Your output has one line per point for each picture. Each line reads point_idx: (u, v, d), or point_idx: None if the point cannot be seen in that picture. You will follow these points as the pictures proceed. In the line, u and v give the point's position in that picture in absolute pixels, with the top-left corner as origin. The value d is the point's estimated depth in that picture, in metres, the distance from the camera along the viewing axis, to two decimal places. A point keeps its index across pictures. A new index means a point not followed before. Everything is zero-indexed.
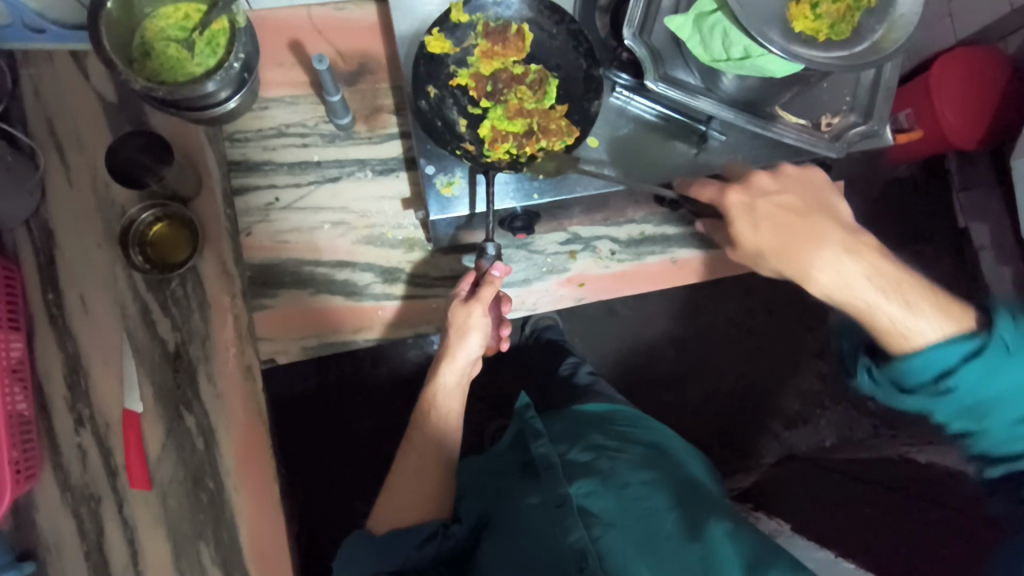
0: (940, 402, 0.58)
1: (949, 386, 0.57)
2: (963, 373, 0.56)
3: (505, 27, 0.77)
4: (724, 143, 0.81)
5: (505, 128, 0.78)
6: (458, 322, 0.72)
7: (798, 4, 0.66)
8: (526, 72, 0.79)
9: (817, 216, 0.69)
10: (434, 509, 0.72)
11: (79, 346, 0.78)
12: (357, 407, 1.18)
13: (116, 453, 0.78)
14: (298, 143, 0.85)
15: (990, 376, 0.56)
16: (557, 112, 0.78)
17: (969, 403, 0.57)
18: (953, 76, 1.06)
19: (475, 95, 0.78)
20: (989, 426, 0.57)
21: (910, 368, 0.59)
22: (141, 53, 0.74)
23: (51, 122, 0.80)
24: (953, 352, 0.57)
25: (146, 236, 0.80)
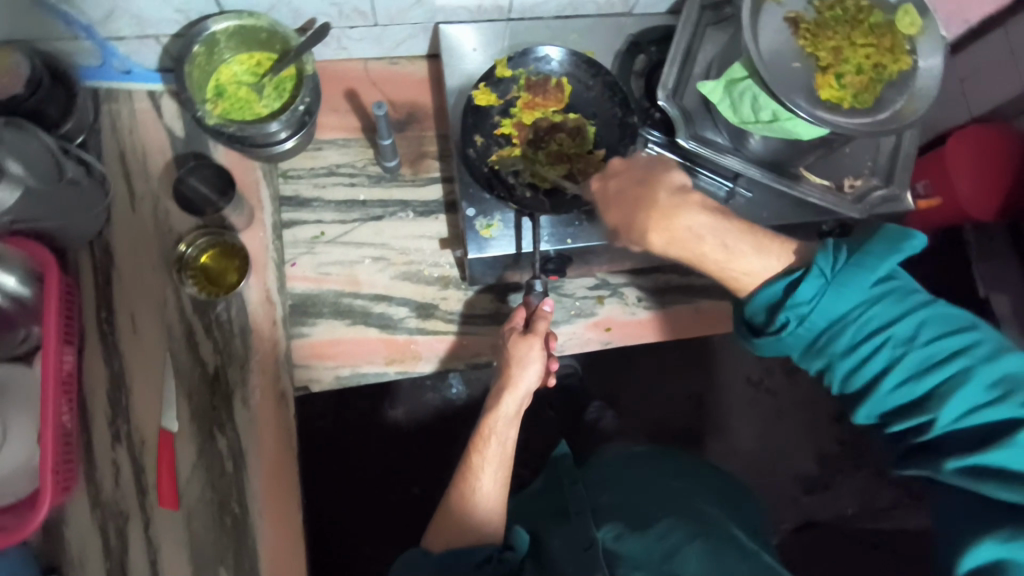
0: (782, 335, 0.61)
1: (784, 318, 0.60)
2: (789, 303, 0.60)
3: (545, 80, 0.84)
4: (750, 200, 0.86)
5: (547, 171, 0.82)
6: (519, 353, 0.75)
7: (823, 74, 0.71)
8: (565, 120, 0.84)
9: (657, 185, 0.65)
10: (489, 535, 0.73)
11: (124, 365, 0.81)
12: (373, 445, 1.17)
13: (148, 471, 0.79)
14: (346, 183, 0.90)
15: (814, 300, 0.59)
16: (596, 156, 0.82)
17: (805, 333, 0.60)
18: (969, 152, 1.11)
19: (517, 142, 0.83)
20: (833, 359, 0.60)
21: (754, 306, 0.64)
22: (213, 94, 0.80)
23: (122, 153, 0.86)
24: (782, 287, 0.62)
25: (197, 263, 0.84)
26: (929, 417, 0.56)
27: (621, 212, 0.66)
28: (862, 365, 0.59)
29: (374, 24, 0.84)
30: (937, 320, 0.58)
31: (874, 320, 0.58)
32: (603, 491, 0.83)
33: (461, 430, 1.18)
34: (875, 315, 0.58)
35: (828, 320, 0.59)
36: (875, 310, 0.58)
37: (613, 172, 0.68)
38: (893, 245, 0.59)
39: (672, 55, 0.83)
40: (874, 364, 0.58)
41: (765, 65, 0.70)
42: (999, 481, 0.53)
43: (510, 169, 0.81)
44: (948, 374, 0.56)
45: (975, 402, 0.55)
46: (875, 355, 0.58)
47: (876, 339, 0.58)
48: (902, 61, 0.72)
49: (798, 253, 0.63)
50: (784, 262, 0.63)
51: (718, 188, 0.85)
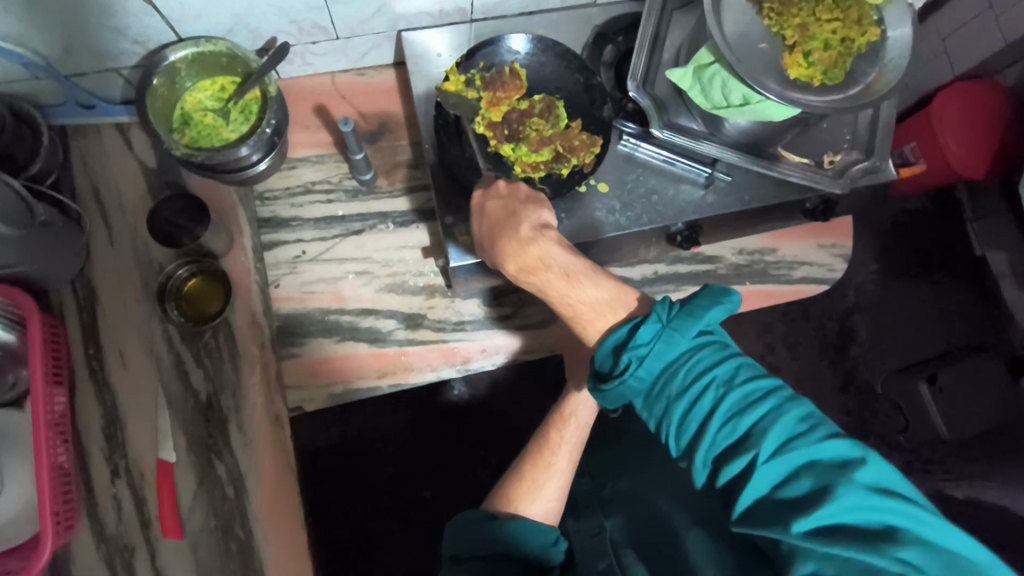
0: (628, 377, 0.56)
1: (628, 359, 0.56)
2: (630, 343, 0.57)
3: (498, 72, 0.82)
4: (730, 183, 0.86)
5: (536, 161, 0.80)
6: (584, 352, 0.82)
7: (790, 53, 0.70)
8: (531, 104, 0.82)
9: (527, 216, 0.66)
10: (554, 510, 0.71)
11: (117, 399, 0.81)
12: (376, 456, 1.14)
13: (150, 503, 0.80)
14: (323, 200, 0.89)
15: (652, 342, 0.56)
16: (574, 129, 0.81)
17: (642, 374, 0.56)
18: (956, 110, 1.09)
19: (497, 144, 0.80)
20: (668, 402, 0.54)
21: (602, 354, 0.61)
22: (180, 123, 0.79)
23: (96, 188, 0.85)
24: (619, 337, 0.59)
25: (181, 291, 0.84)
26: (750, 458, 0.49)
27: (486, 231, 0.67)
28: (694, 407, 0.53)
29: (336, 37, 0.83)
30: (756, 368, 0.54)
31: (701, 363, 0.54)
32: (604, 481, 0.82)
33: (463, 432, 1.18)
34: (701, 359, 0.54)
35: (664, 361, 0.55)
36: (703, 353, 0.54)
37: (495, 193, 0.69)
38: (717, 297, 0.57)
39: (640, 43, 0.82)
40: (703, 408, 0.53)
41: (732, 49, 0.68)
42: (836, 535, 0.44)
43: (499, 170, 0.79)
44: (766, 414, 0.50)
45: (795, 441, 0.49)
46: (705, 395, 0.53)
47: (706, 379, 0.53)
48: (869, 34, 0.71)
49: (640, 304, 0.62)
50: (620, 295, 0.63)
51: (696, 175, 0.85)
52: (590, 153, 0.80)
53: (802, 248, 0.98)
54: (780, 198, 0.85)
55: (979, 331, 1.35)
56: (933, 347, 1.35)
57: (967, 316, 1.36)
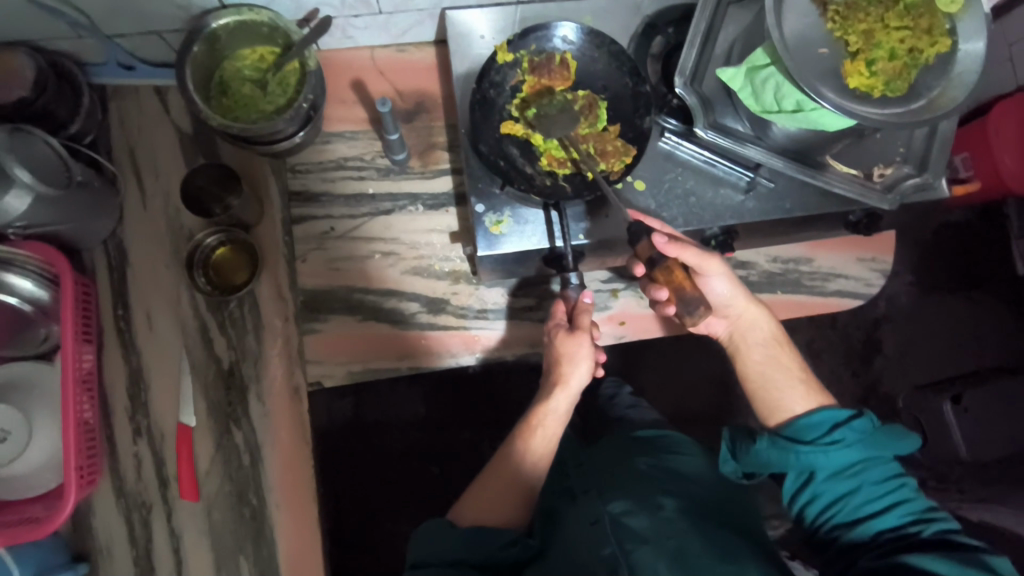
0: (817, 452, 0.66)
1: (838, 436, 0.66)
2: (842, 428, 0.66)
3: (549, 59, 0.80)
4: (771, 190, 0.83)
5: (564, 157, 0.79)
6: (569, 351, 0.75)
7: (851, 61, 0.66)
8: (574, 98, 0.80)
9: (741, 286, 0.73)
10: (514, 519, 0.70)
11: (142, 361, 0.83)
12: (387, 431, 1.14)
13: (169, 464, 0.82)
14: (355, 176, 0.88)
15: (861, 435, 0.66)
16: (610, 133, 0.79)
17: (830, 456, 0.65)
18: (1017, 120, 1.03)
19: (527, 130, 0.80)
20: (848, 482, 0.65)
21: (807, 422, 0.68)
22: (218, 91, 0.79)
23: (132, 151, 0.86)
24: (830, 416, 0.67)
25: (209, 260, 0.84)
26: (913, 532, 0.61)
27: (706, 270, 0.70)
28: (874, 493, 0.64)
29: (378, 12, 0.81)
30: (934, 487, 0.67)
31: (892, 470, 0.66)
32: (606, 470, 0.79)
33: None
34: (889, 466, 0.66)
35: (858, 455, 0.65)
36: (892, 462, 0.66)
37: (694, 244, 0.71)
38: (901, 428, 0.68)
39: (692, 37, 0.78)
40: (896, 499, 0.64)
41: (789, 53, 0.65)
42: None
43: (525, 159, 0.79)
44: (922, 507, 0.63)
45: (935, 525, 0.61)
46: (870, 483, 0.64)
47: (888, 477, 0.65)
48: (940, 45, 0.67)
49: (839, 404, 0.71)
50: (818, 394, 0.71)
51: (737, 179, 0.83)
52: (620, 164, 0.78)
53: (839, 259, 0.95)
54: (822, 209, 0.82)
55: (1012, 353, 1.31)
56: (962, 366, 1.30)
57: (1002, 338, 1.31)
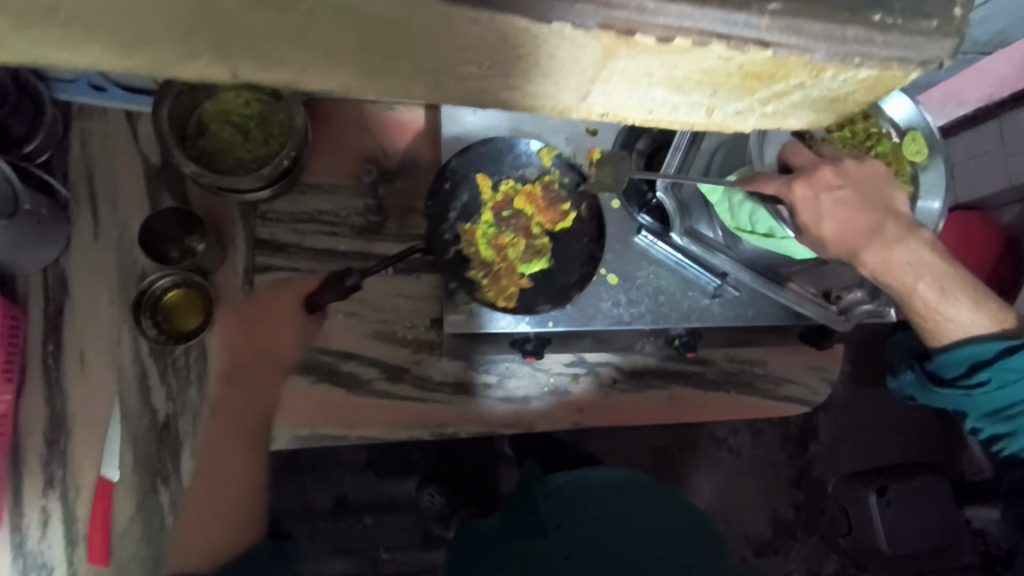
0: (973, 396, 0.70)
1: (985, 377, 0.68)
2: (998, 369, 0.67)
3: (559, 195, 0.85)
4: (736, 298, 0.85)
5: (480, 243, 0.82)
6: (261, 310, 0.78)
7: None
8: (537, 236, 0.84)
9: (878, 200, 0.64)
10: (226, 514, 0.70)
11: (66, 405, 0.76)
12: (325, 476, 1.12)
13: (80, 521, 0.75)
14: (327, 231, 0.86)
15: (1020, 373, 0.66)
16: (518, 280, 0.81)
17: (992, 399, 0.69)
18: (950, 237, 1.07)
19: (492, 202, 0.84)
20: (1015, 427, 0.70)
21: (953, 358, 0.69)
22: (194, 131, 0.75)
23: (90, 176, 0.81)
24: (978, 352, 0.67)
25: (159, 303, 0.78)
26: None
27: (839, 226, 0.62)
28: None
29: None
30: None
31: None
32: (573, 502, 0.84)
33: (418, 464, 1.16)
34: None
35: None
36: None
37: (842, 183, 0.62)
38: None
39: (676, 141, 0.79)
40: None
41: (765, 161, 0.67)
42: None
43: (461, 213, 0.83)
44: None
45: None
46: None
47: None
48: (903, 191, 0.71)
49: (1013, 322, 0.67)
50: (995, 321, 0.67)
51: (705, 283, 0.84)
52: (489, 297, 0.79)
53: (790, 362, 0.98)
54: (781, 322, 0.85)
55: (935, 453, 1.36)
56: (888, 457, 1.34)
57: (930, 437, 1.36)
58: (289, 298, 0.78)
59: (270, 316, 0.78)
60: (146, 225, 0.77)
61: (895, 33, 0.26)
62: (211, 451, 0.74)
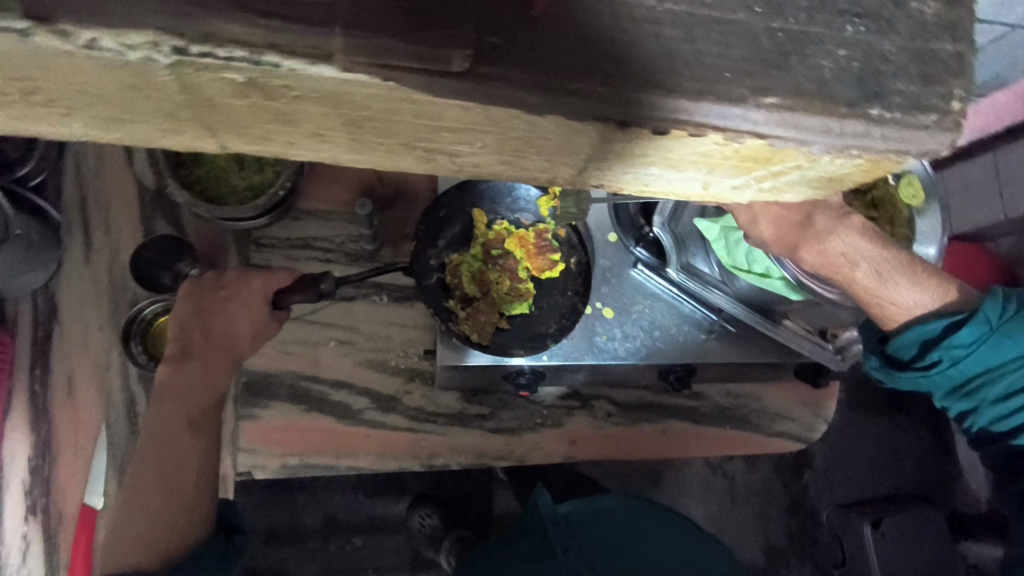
0: (918, 377, 0.61)
1: (937, 357, 0.59)
2: (948, 346, 0.58)
3: (551, 244, 0.83)
4: (733, 333, 0.84)
5: (464, 276, 0.82)
6: (226, 295, 0.66)
7: None
8: (522, 279, 0.82)
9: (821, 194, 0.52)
10: (176, 522, 0.67)
11: (52, 431, 0.76)
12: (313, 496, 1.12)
13: (61, 551, 0.74)
14: (321, 258, 0.85)
15: (972, 346, 0.58)
16: (496, 320, 0.79)
17: (949, 378, 0.60)
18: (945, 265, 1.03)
19: (484, 239, 0.83)
20: (979, 404, 0.61)
21: (903, 341, 0.60)
22: (189, 159, 0.75)
23: (84, 199, 0.81)
24: (925, 331, 0.59)
25: (149, 330, 0.75)
26: None
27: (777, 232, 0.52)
28: (1007, 407, 0.59)
29: None
30: None
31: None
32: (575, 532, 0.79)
33: (408, 485, 1.15)
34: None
35: (982, 367, 0.59)
36: (1002, 354, 0.58)
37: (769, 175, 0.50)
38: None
39: None
40: None
41: None
42: None
43: (449, 244, 0.83)
44: None
45: None
46: (999, 395, 0.59)
47: (1005, 381, 0.58)
48: (899, 234, 0.70)
49: (957, 292, 0.60)
50: (942, 298, 0.59)
51: (702, 318, 0.84)
52: (462, 331, 0.78)
53: (787, 395, 0.97)
54: (777, 358, 0.84)
55: (930, 482, 1.34)
56: (883, 487, 1.33)
57: (925, 465, 1.34)
58: (258, 290, 0.66)
59: (233, 302, 0.66)
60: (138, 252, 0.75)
61: (894, 128, 0.25)
62: (158, 438, 0.67)
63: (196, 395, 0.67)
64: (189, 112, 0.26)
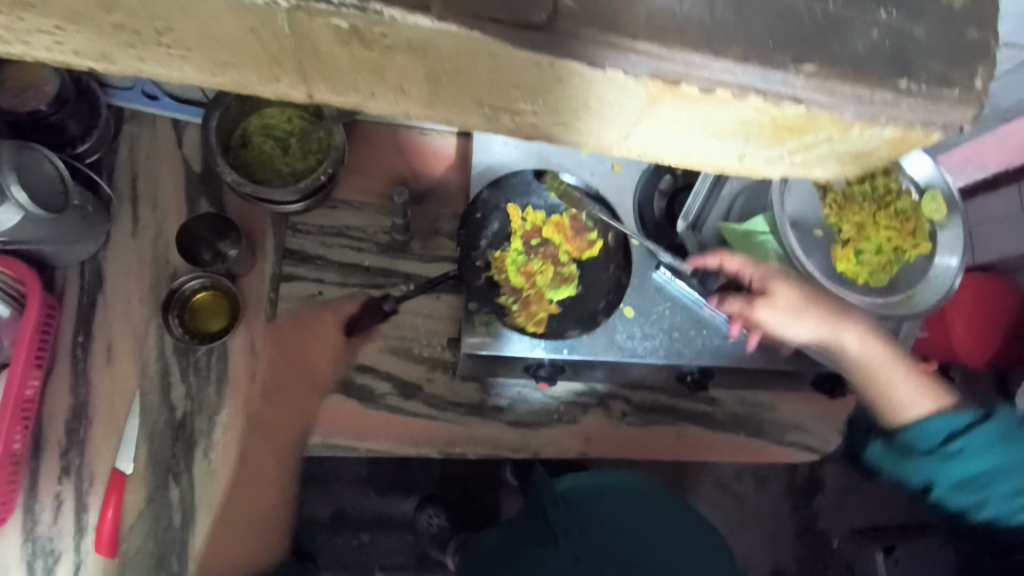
0: (931, 462, 0.76)
1: (956, 448, 0.75)
2: (960, 439, 0.75)
3: (587, 225, 0.87)
4: (751, 340, 0.85)
5: (511, 271, 0.84)
6: (301, 328, 0.82)
7: (841, 248, 0.73)
8: (565, 263, 0.86)
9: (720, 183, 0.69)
10: (263, 535, 0.77)
11: (89, 396, 0.78)
12: (326, 487, 1.13)
13: (90, 511, 0.77)
14: (352, 246, 0.88)
15: (977, 444, 0.75)
16: (546, 305, 0.83)
17: (941, 454, 0.75)
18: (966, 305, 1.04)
19: (521, 230, 0.86)
20: (941, 481, 0.76)
21: (918, 436, 0.77)
22: (237, 143, 0.79)
23: (135, 178, 0.85)
24: (946, 426, 0.76)
25: (189, 304, 0.81)
26: None
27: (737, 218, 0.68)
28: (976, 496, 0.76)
29: None
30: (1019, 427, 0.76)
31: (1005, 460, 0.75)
32: (574, 513, 0.81)
33: (417, 483, 1.15)
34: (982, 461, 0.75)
35: (975, 472, 0.75)
36: (987, 453, 0.75)
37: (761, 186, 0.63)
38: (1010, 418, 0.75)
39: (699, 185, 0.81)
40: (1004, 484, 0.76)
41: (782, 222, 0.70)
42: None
43: (491, 237, 0.85)
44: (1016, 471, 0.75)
45: None
46: (936, 483, 0.77)
47: (986, 483, 0.75)
48: (922, 247, 0.72)
49: (950, 398, 0.79)
50: (937, 402, 0.78)
51: (721, 323, 0.85)
52: (518, 322, 0.81)
53: (803, 409, 0.98)
54: (792, 366, 0.85)
55: None
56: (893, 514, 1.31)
57: None
58: (330, 319, 0.82)
59: (311, 338, 0.82)
60: (186, 227, 0.81)
61: (912, 98, 0.30)
62: (251, 459, 0.80)
63: (284, 423, 0.80)
64: (292, 60, 0.31)
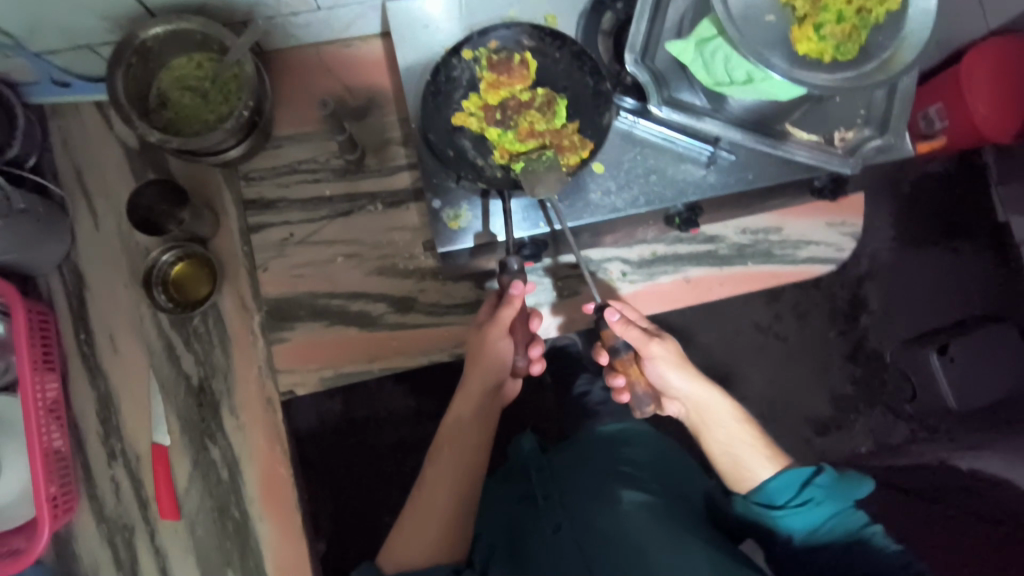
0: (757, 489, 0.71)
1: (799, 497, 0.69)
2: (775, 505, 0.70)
3: (508, 57, 0.77)
4: (732, 163, 0.80)
5: (517, 151, 0.76)
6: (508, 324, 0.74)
7: (798, 26, 0.64)
8: (533, 96, 0.77)
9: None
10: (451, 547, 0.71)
11: (110, 386, 0.82)
12: None
13: (147, 484, 0.82)
14: (310, 179, 0.86)
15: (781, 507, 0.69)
16: (568, 129, 0.76)
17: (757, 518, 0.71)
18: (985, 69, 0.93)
19: (478, 118, 0.77)
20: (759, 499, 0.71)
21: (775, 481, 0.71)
22: (156, 103, 0.77)
23: (78, 170, 0.84)
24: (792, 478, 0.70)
25: (168, 276, 0.83)
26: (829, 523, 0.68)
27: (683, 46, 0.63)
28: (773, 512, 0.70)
29: (317, 7, 0.77)
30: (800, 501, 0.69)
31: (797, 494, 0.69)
32: (578, 474, 0.80)
33: None
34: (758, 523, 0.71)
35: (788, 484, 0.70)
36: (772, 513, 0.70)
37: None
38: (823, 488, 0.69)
39: (641, 8, 0.74)
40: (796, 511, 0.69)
41: (729, 22, 0.63)
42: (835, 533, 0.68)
43: (477, 152, 0.76)
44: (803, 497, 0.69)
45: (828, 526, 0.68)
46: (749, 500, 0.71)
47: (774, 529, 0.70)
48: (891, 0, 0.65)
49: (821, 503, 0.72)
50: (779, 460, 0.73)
51: (698, 154, 0.80)
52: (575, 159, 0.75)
53: (806, 223, 0.94)
54: (784, 179, 0.80)
55: None
56: None
57: None
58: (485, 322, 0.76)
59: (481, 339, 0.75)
60: (136, 200, 0.80)
61: None
62: (447, 448, 0.75)
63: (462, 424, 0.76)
64: None
